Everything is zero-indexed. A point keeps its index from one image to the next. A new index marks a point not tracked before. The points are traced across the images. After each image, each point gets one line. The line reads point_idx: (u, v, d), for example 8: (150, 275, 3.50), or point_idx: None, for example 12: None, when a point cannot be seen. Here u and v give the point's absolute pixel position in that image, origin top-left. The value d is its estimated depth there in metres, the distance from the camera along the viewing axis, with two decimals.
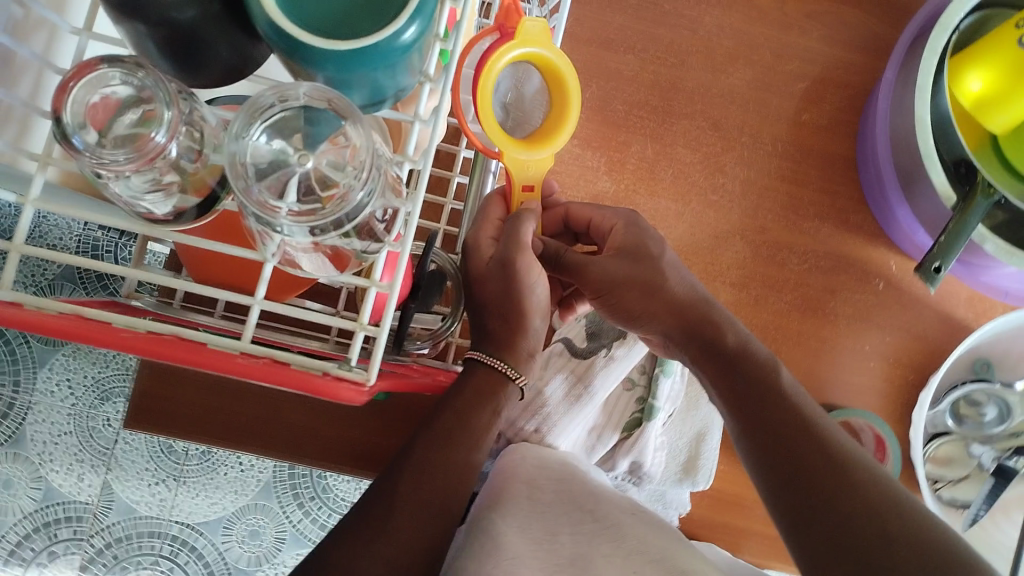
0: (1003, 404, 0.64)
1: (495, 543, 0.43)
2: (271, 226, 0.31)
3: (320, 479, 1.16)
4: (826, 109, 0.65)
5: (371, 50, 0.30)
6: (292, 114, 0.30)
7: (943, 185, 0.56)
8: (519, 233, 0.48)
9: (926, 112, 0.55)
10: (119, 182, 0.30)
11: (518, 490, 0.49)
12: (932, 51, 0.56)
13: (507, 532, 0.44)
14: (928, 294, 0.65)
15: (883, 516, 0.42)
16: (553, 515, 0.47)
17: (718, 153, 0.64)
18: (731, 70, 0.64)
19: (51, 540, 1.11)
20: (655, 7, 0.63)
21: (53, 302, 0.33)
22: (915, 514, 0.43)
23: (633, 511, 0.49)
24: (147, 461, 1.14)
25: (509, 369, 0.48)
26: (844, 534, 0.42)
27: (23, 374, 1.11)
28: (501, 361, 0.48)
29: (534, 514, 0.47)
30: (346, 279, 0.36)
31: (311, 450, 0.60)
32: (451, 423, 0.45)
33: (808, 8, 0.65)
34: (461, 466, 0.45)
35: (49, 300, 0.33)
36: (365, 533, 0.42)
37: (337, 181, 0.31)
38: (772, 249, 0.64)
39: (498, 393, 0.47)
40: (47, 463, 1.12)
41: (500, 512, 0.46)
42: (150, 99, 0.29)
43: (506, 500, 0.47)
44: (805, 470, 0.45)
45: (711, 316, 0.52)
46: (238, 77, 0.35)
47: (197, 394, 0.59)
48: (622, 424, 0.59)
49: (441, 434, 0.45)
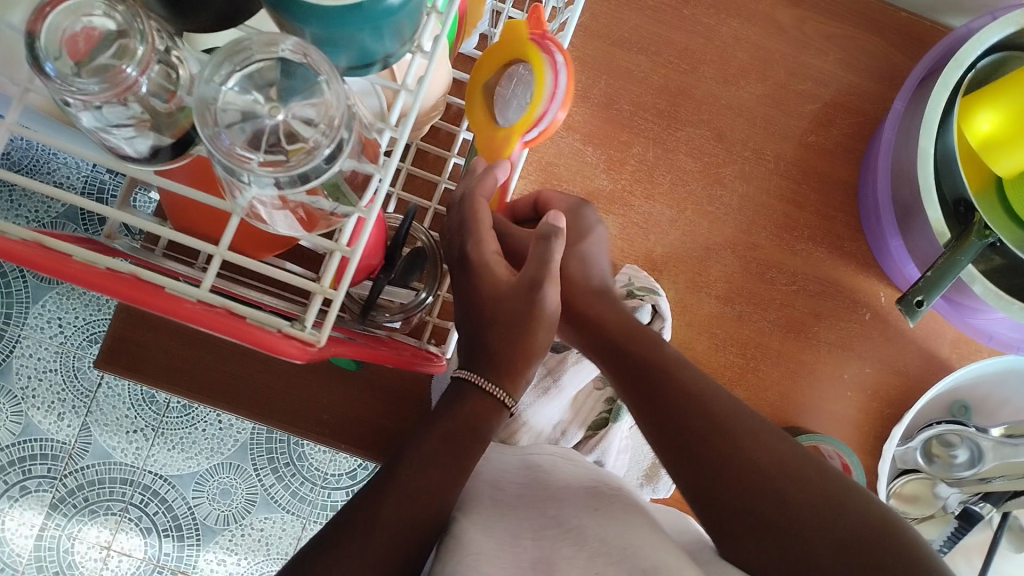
0: (976, 448, 0.63)
1: (460, 543, 0.42)
2: (236, 176, 0.31)
3: (297, 446, 1.17)
4: (834, 133, 0.64)
5: (358, 8, 0.30)
6: (268, 65, 0.30)
7: (938, 221, 0.55)
8: (551, 258, 0.45)
9: (931, 146, 0.55)
10: (88, 113, 0.30)
11: (482, 490, 0.49)
12: (944, 85, 0.55)
13: (472, 533, 0.43)
14: (914, 330, 0.64)
15: (833, 510, 0.43)
16: (519, 518, 0.46)
17: (719, 164, 0.63)
18: (742, 82, 0.63)
19: (24, 475, 1.11)
20: (673, 11, 0.63)
21: (17, 229, 0.33)
22: (857, 501, 0.44)
23: (593, 506, 0.47)
24: (128, 408, 1.14)
25: (509, 399, 0.45)
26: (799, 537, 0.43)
27: (15, 307, 1.12)
28: (503, 390, 0.45)
29: (500, 516, 0.46)
30: (315, 240, 0.35)
31: (278, 412, 0.60)
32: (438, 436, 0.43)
33: (830, 29, 0.64)
34: (442, 476, 0.43)
35: (13, 226, 0.33)
36: (341, 535, 0.40)
37: (306, 136, 0.30)
38: (763, 268, 0.63)
39: (491, 420, 0.45)
40: (28, 398, 1.12)
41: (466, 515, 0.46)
42: (127, 32, 0.29)
43: (471, 503, 0.47)
44: (736, 472, 0.45)
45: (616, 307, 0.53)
46: (229, 25, 0.35)
47: (170, 343, 0.59)
48: (588, 422, 0.59)
49: (429, 446, 0.43)
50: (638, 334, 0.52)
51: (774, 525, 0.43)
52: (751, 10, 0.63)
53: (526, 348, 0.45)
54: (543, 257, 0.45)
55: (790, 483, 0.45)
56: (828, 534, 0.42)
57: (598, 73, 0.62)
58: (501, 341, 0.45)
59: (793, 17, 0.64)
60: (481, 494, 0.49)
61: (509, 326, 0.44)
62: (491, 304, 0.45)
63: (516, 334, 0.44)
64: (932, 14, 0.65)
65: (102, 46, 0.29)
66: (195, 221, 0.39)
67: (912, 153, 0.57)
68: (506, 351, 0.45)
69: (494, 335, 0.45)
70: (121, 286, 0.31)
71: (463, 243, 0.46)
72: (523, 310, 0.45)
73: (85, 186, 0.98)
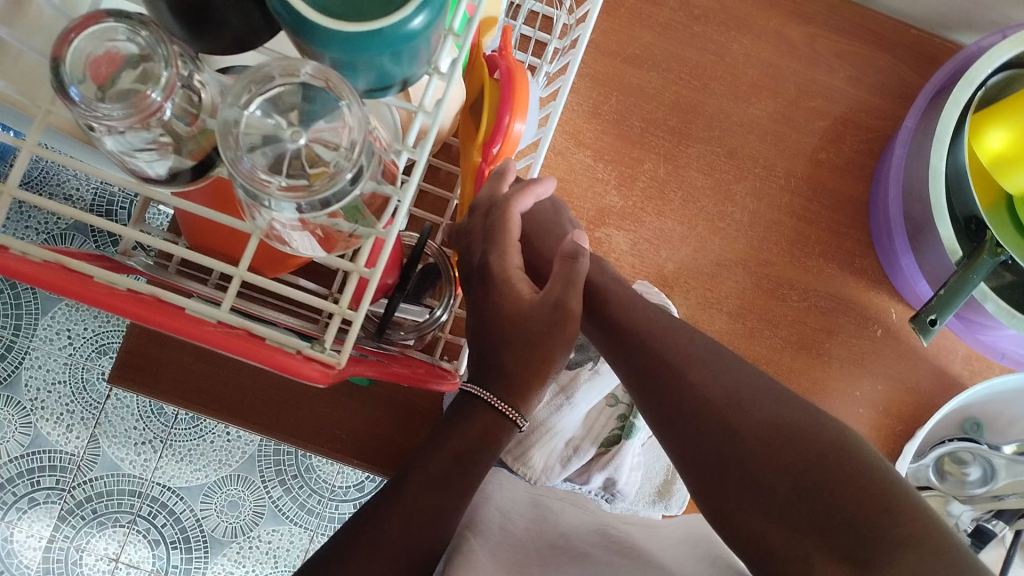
0: (989, 465, 0.63)
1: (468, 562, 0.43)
2: (258, 199, 0.31)
3: (304, 458, 1.17)
4: (844, 149, 0.64)
5: (378, 35, 0.30)
6: (290, 89, 0.31)
7: (950, 240, 0.55)
8: (575, 275, 0.46)
9: (942, 164, 0.55)
10: (112, 137, 0.30)
11: (491, 517, 0.49)
12: (955, 103, 0.55)
13: (479, 554, 0.44)
14: (926, 347, 0.64)
15: (844, 478, 0.41)
16: (525, 548, 0.47)
17: (730, 181, 0.63)
18: (753, 100, 0.63)
19: (32, 487, 1.11)
20: (684, 28, 0.63)
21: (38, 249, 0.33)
22: (874, 473, 0.41)
23: (604, 542, 0.48)
24: (137, 420, 1.15)
25: (520, 417, 0.44)
26: (818, 510, 0.40)
27: (25, 319, 1.12)
28: (513, 408, 0.43)
29: (506, 544, 0.47)
30: (332, 261, 0.35)
31: (290, 428, 0.60)
32: (442, 450, 0.43)
33: (840, 47, 0.64)
34: (451, 495, 0.43)
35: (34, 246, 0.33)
36: (350, 549, 0.40)
37: (327, 160, 0.31)
38: (774, 284, 0.63)
39: (498, 440, 0.43)
40: (37, 409, 1.12)
41: (475, 538, 0.46)
42: (152, 56, 0.30)
43: (481, 529, 0.47)
44: (749, 448, 0.43)
45: (629, 303, 0.52)
46: (249, 48, 0.35)
47: (183, 359, 0.59)
48: (600, 439, 0.59)
49: (428, 456, 0.43)
50: (652, 330, 0.50)
51: (732, 468, 0.43)
52: (761, 28, 0.63)
53: (545, 366, 0.44)
54: (569, 275, 0.46)
55: (739, 414, 0.45)
56: (780, 463, 0.42)
57: (609, 90, 0.62)
58: (520, 357, 0.43)
59: (804, 35, 0.64)
60: (489, 518, 0.49)
61: (529, 340, 0.44)
62: (511, 316, 0.44)
63: (538, 348, 0.43)
64: (942, 32, 0.65)
65: (126, 70, 0.30)
66: (211, 241, 0.39)
67: (923, 170, 0.57)
68: (523, 365, 0.43)
69: (512, 351, 0.43)
70: (142, 308, 0.31)
71: (485, 253, 0.47)
72: (546, 325, 0.44)
73: (95, 199, 0.99)
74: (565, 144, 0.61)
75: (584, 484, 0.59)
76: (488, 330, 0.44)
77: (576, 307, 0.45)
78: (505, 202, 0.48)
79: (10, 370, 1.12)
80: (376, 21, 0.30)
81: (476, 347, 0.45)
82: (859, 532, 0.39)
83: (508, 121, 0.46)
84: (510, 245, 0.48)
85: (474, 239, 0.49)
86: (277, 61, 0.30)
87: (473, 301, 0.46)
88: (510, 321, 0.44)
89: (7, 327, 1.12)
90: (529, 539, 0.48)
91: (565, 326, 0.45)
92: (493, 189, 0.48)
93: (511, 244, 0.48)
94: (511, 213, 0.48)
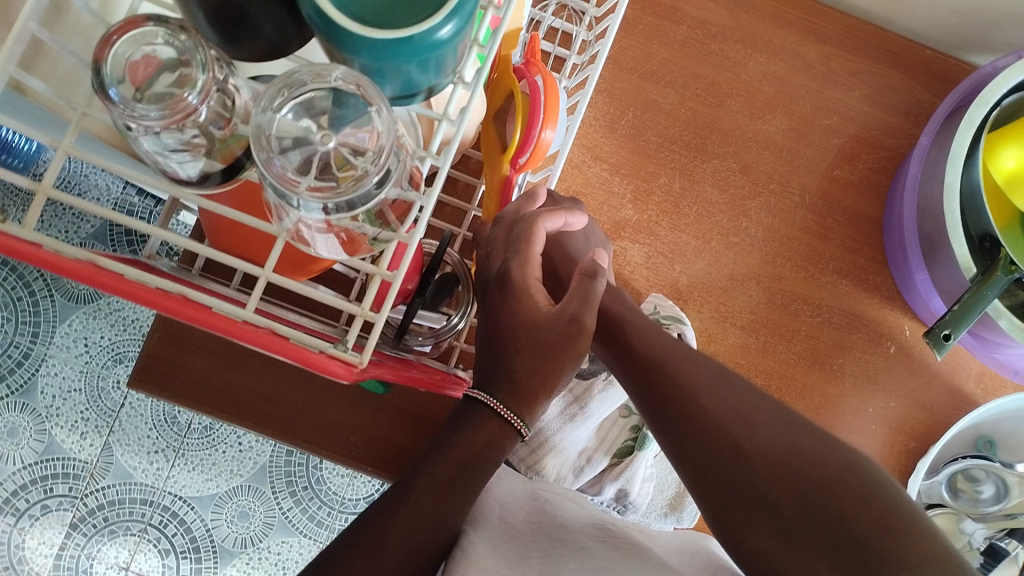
0: (1001, 482, 0.63)
1: (466, 555, 0.43)
2: (287, 200, 0.32)
3: (315, 470, 1.17)
4: (859, 167, 0.65)
5: (405, 43, 0.30)
6: (320, 94, 0.31)
7: (965, 256, 0.56)
8: (593, 294, 0.46)
9: (956, 182, 0.56)
10: (148, 138, 0.31)
11: (491, 509, 0.50)
12: (971, 123, 0.56)
13: (477, 545, 0.45)
14: (939, 365, 0.65)
15: (857, 496, 0.42)
16: (524, 540, 0.47)
17: (745, 197, 0.64)
18: (768, 117, 0.64)
19: (46, 494, 1.12)
20: (701, 46, 0.64)
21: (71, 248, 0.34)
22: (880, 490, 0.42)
23: (603, 538, 0.48)
24: (150, 429, 1.15)
25: (524, 428, 0.44)
26: (833, 527, 0.41)
27: (43, 326, 1.13)
28: (520, 419, 0.43)
29: (506, 537, 0.47)
30: (355, 263, 0.36)
31: (306, 434, 0.61)
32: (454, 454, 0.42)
33: (855, 67, 0.65)
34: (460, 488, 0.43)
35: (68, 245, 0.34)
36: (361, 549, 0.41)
37: (354, 163, 0.32)
38: (788, 300, 0.64)
39: (502, 447, 0.43)
40: (53, 417, 1.13)
41: (477, 530, 0.47)
42: (188, 59, 0.31)
43: (483, 522, 0.48)
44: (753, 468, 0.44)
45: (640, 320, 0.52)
46: (278, 56, 0.36)
47: (202, 364, 0.60)
48: (613, 450, 0.59)
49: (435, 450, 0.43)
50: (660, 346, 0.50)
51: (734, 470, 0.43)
52: (777, 46, 0.64)
53: (558, 375, 0.44)
54: (586, 292, 0.46)
55: (747, 433, 0.45)
56: (791, 484, 0.43)
57: (626, 105, 0.63)
58: (528, 363, 0.44)
59: (820, 54, 0.64)
60: (491, 512, 0.50)
61: (539, 347, 0.44)
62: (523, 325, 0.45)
63: (552, 356, 0.44)
64: (957, 52, 0.66)
65: (163, 72, 0.31)
66: (234, 243, 0.39)
67: (937, 188, 0.58)
68: (531, 368, 0.44)
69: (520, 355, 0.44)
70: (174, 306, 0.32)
71: (506, 260, 0.48)
72: (552, 338, 0.45)
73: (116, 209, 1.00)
74: (582, 158, 0.62)
75: (595, 495, 0.59)
76: (501, 333, 0.45)
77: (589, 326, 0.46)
78: (530, 219, 0.49)
79: (27, 376, 1.13)
80: (404, 30, 0.31)
81: (486, 354, 0.45)
82: (865, 551, 0.40)
83: (539, 130, 0.45)
84: (532, 257, 0.48)
85: (495, 248, 0.49)
86: (309, 67, 0.31)
87: (490, 308, 0.47)
88: (520, 329, 0.45)
89: (25, 333, 1.13)
90: (528, 529, 0.48)
91: (577, 341, 0.45)
92: (522, 205, 0.49)
93: (533, 256, 0.48)
94: (535, 229, 0.48)
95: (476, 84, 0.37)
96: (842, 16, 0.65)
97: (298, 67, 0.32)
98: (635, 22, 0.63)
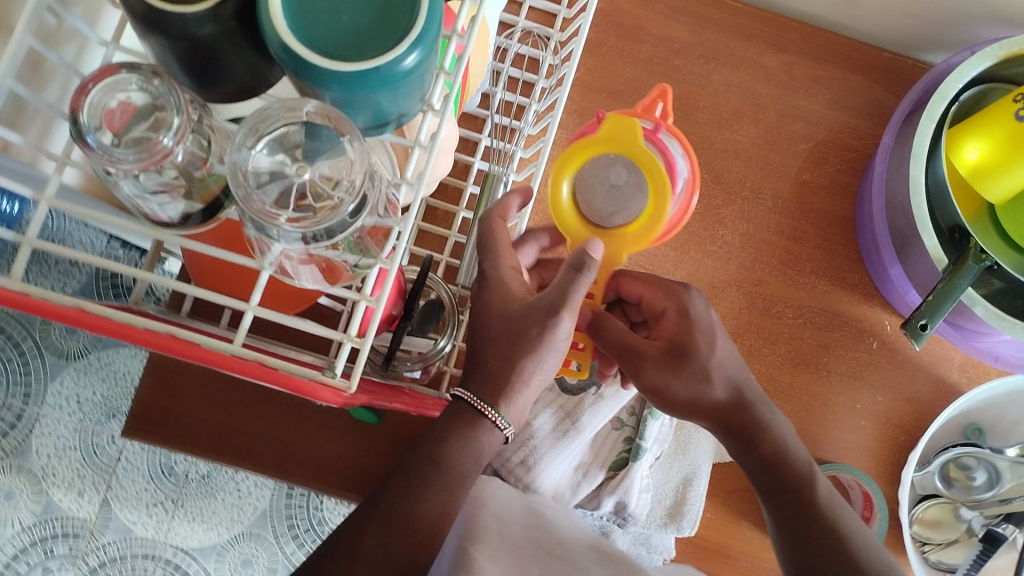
0: (993, 469, 0.64)
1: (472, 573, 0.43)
2: (267, 233, 0.33)
3: (316, 510, 1.17)
4: (827, 170, 0.66)
5: (373, 73, 0.32)
6: (293, 129, 0.33)
7: (935, 248, 0.57)
8: (574, 289, 0.46)
9: (921, 177, 0.57)
10: (128, 181, 0.32)
11: (487, 520, 0.49)
12: (930, 118, 0.58)
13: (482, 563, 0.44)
14: (921, 356, 0.66)
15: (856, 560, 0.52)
16: (524, 554, 0.48)
17: (719, 206, 0.65)
18: (735, 127, 0.66)
19: (46, 556, 1.12)
20: (665, 62, 0.66)
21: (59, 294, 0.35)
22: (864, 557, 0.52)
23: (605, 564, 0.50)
24: (148, 482, 1.15)
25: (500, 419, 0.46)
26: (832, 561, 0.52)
27: (34, 386, 1.13)
28: (493, 408, 0.46)
29: (505, 549, 0.48)
30: (338, 291, 0.37)
31: (303, 470, 0.61)
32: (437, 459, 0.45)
33: (815, 73, 0.66)
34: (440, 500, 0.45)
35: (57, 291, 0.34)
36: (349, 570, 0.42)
37: (330, 194, 0.33)
38: (769, 303, 0.65)
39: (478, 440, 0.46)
40: (49, 477, 1.13)
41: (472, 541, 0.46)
42: (161, 103, 0.32)
43: (478, 531, 0.48)
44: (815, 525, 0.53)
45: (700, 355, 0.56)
46: (250, 95, 0.37)
47: (196, 408, 0.61)
48: (609, 463, 0.60)
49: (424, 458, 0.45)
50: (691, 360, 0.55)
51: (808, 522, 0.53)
52: (739, 57, 0.66)
53: (526, 366, 0.46)
54: (566, 283, 0.47)
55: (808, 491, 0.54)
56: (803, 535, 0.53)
57: None
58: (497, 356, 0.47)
59: (781, 63, 0.66)
60: (486, 522, 0.49)
61: (506, 342, 0.47)
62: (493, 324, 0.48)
63: (516, 347, 0.46)
64: (914, 52, 0.68)
65: (138, 118, 0.32)
66: (217, 281, 0.40)
67: (903, 184, 0.59)
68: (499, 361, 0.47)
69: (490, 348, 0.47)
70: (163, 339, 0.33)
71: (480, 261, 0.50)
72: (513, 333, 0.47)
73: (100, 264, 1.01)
74: None
75: (595, 510, 0.60)
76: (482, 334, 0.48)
77: (563, 329, 0.47)
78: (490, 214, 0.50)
79: (20, 439, 1.13)
80: (370, 61, 0.32)
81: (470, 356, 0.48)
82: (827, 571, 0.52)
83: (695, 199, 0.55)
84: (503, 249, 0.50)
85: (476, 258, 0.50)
86: (280, 103, 0.32)
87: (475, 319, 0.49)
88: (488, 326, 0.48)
89: (17, 395, 1.13)
90: (526, 544, 0.49)
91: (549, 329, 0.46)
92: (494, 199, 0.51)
93: (505, 249, 0.50)
94: (495, 222, 0.50)
95: (445, 110, 0.38)
96: (799, 26, 0.67)
97: (269, 104, 0.33)
98: (600, 44, 0.65)
